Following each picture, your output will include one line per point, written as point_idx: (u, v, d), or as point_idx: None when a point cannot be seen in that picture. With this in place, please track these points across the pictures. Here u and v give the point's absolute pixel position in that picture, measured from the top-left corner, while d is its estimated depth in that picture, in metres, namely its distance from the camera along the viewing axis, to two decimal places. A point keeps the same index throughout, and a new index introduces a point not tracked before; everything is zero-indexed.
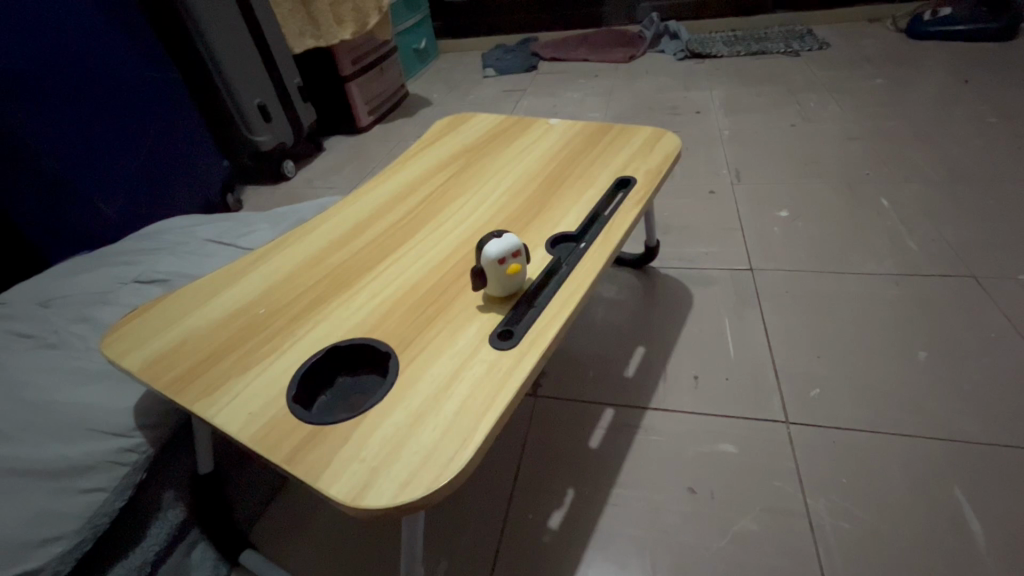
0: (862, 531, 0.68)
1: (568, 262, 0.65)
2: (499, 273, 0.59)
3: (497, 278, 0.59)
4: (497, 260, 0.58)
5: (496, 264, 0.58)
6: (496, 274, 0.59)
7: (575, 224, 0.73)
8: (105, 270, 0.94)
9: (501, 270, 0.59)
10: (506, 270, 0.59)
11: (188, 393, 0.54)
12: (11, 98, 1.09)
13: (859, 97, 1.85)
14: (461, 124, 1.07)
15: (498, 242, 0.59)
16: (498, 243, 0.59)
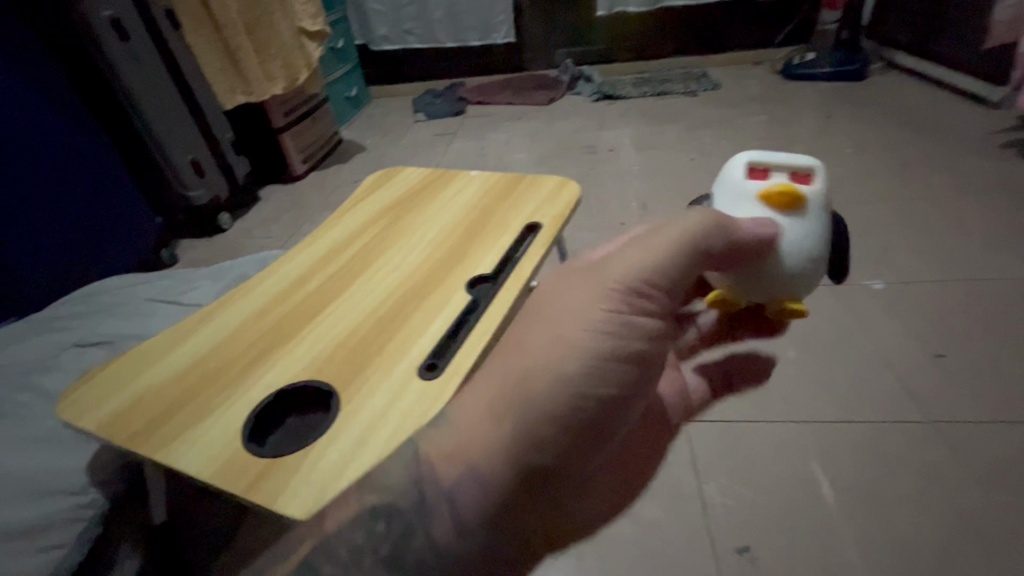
0: (741, 503, 0.82)
1: (818, 253, 0.55)
2: (754, 185, 0.56)
3: (747, 199, 0.56)
4: (762, 180, 0.56)
5: (756, 181, 0.56)
6: (748, 188, 0.56)
7: (812, 235, 0.55)
8: (44, 338, 0.97)
9: (758, 186, 0.56)
10: (767, 187, 0.55)
11: (150, 443, 0.61)
12: None
13: (745, 132, 2.13)
14: (392, 176, 1.19)
15: (776, 159, 0.58)
16: (774, 158, 0.58)
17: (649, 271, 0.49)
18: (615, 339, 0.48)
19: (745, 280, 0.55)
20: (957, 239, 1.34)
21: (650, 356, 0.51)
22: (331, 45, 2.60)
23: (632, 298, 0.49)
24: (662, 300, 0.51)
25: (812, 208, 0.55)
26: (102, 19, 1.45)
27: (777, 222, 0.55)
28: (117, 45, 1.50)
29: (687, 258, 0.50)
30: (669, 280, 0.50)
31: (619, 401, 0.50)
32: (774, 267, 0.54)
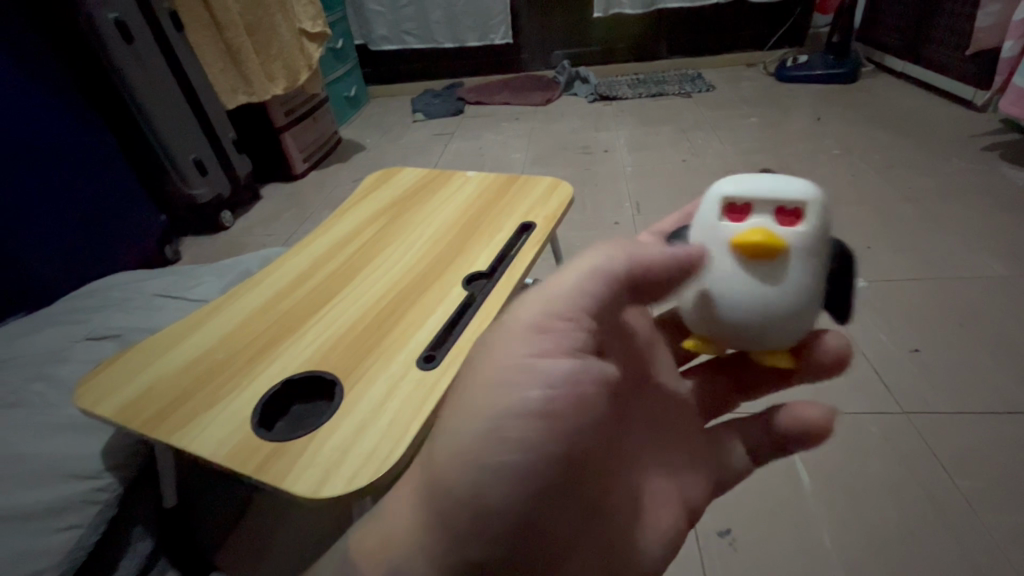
0: (723, 488, 0.86)
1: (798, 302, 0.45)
2: (725, 228, 0.46)
3: (717, 244, 0.46)
4: (737, 222, 0.46)
5: (731, 223, 0.46)
6: (719, 232, 0.46)
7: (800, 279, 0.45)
8: (55, 332, 1.01)
9: (732, 229, 0.46)
10: (739, 233, 0.45)
11: (164, 428, 0.64)
12: None
13: (736, 134, 2.17)
14: (391, 177, 1.22)
15: (758, 189, 0.46)
16: (751, 188, 0.46)
17: (548, 311, 0.39)
18: (526, 407, 0.36)
19: (716, 324, 0.47)
20: (936, 238, 1.39)
21: (591, 419, 0.39)
22: (331, 45, 2.64)
23: (535, 348, 0.38)
24: (583, 343, 0.39)
25: (796, 253, 0.44)
26: (105, 20, 1.48)
27: (744, 276, 0.45)
28: (122, 48, 1.53)
29: (594, 287, 0.40)
30: (581, 314, 0.39)
31: (564, 471, 0.39)
32: (741, 318, 0.46)
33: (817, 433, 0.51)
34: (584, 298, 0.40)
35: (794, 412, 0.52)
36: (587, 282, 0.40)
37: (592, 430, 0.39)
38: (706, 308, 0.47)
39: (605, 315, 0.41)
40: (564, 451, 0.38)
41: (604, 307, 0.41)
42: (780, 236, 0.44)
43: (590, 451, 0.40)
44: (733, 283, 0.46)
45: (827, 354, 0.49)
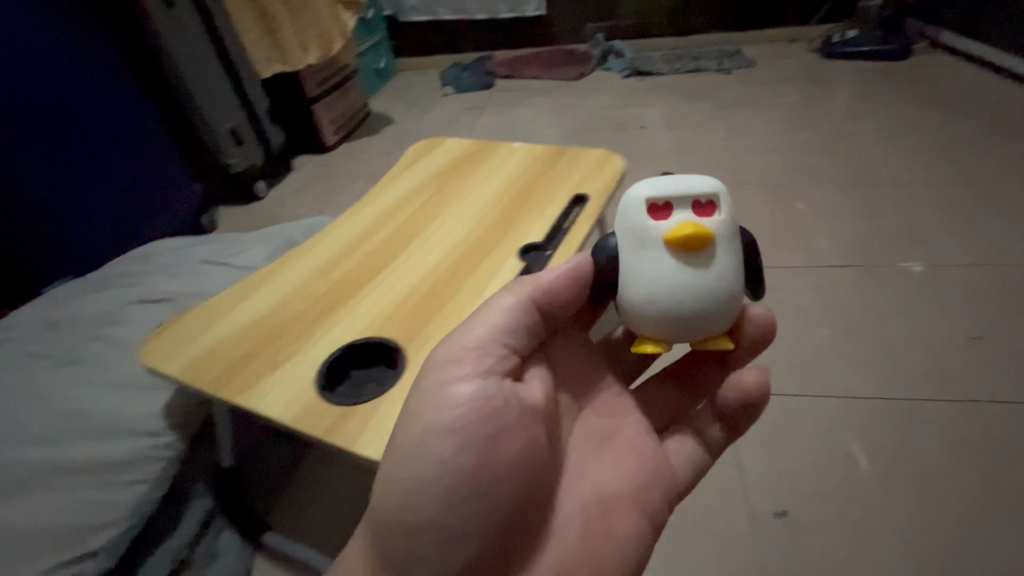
0: (778, 470, 0.84)
1: (726, 286, 0.49)
2: (655, 229, 0.48)
3: (653, 245, 0.49)
4: (665, 220, 0.49)
5: (660, 223, 0.49)
6: (652, 233, 0.48)
7: (721, 265, 0.48)
8: (109, 293, 1.01)
9: (664, 228, 0.48)
10: (670, 230, 0.48)
11: (232, 389, 0.65)
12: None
13: (778, 111, 2.09)
14: (435, 146, 1.20)
15: (674, 187, 0.49)
16: (669, 186, 0.49)
17: (465, 349, 0.49)
18: (442, 424, 0.47)
19: (661, 318, 0.49)
20: (995, 223, 1.33)
21: (506, 432, 0.48)
22: (362, 14, 2.59)
23: (453, 378, 0.48)
24: (495, 372, 0.49)
25: (720, 242, 0.48)
26: None
27: (681, 270, 0.48)
28: (161, 11, 1.52)
29: (505, 326, 0.50)
30: (491, 349, 0.50)
31: (485, 479, 0.48)
32: (684, 309, 0.48)
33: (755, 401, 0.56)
34: (495, 336, 0.50)
35: (736, 380, 0.56)
36: (499, 323, 0.50)
37: (509, 441, 0.49)
38: (657, 307, 0.49)
39: (517, 346, 0.51)
40: (481, 459, 0.47)
41: (515, 340, 0.51)
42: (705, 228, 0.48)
43: (512, 459, 0.49)
44: (672, 279, 0.48)
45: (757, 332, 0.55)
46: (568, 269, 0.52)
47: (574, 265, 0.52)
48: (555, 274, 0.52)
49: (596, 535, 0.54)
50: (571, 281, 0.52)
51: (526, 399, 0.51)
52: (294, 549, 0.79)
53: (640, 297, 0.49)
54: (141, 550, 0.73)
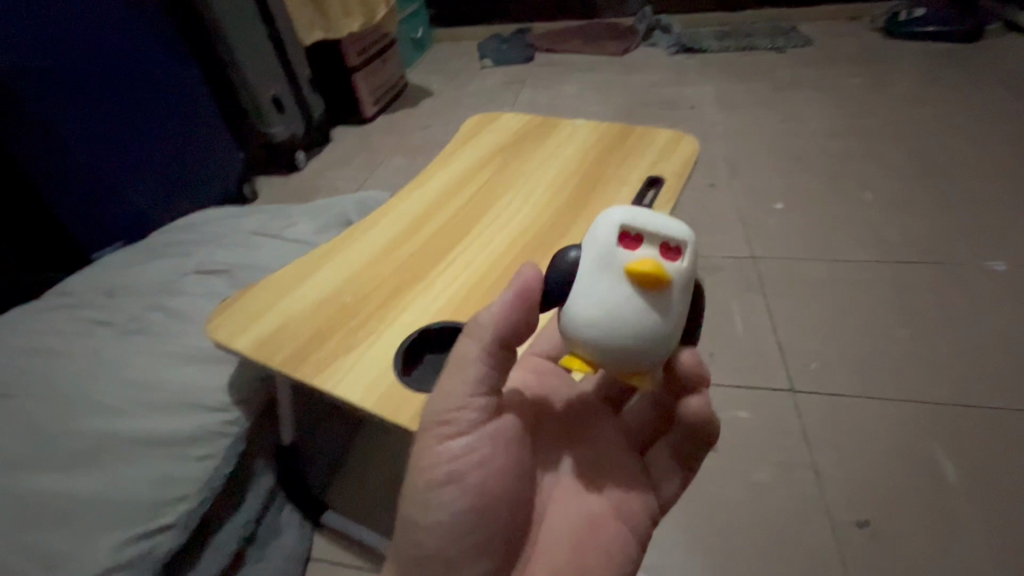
0: (857, 476, 0.80)
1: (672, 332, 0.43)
2: (618, 256, 0.42)
3: (610, 271, 0.42)
4: (631, 250, 0.42)
5: (626, 251, 0.42)
6: (612, 258, 0.42)
7: (673, 310, 0.42)
8: (163, 262, 0.98)
9: (627, 257, 0.42)
10: (633, 261, 0.41)
11: (306, 368, 0.63)
12: (42, 91, 1.07)
13: (840, 93, 1.96)
14: (493, 120, 1.14)
15: (647, 219, 0.42)
16: (642, 217, 0.42)
17: (438, 403, 0.46)
18: (432, 480, 0.46)
19: (601, 345, 0.42)
20: None
21: (489, 475, 0.46)
22: None
23: (436, 436, 0.46)
24: (469, 421, 0.45)
25: (677, 288, 0.42)
26: None
27: (634, 305, 0.42)
28: None
29: (468, 373, 0.45)
30: (465, 400, 0.45)
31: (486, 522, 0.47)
32: (624, 345, 0.42)
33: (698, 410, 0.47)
34: (467, 386, 0.45)
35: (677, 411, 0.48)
36: (470, 372, 0.45)
37: (494, 483, 0.47)
38: (596, 335, 0.42)
39: (494, 389, 0.46)
40: (472, 507, 0.46)
41: (488, 384, 0.46)
42: (668, 271, 0.42)
43: (498, 498, 0.47)
44: (620, 310, 0.42)
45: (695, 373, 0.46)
46: (512, 295, 0.44)
47: (518, 289, 0.44)
48: (502, 303, 0.44)
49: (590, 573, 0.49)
50: (520, 310, 0.44)
51: (505, 438, 0.47)
52: (350, 527, 0.77)
53: (582, 323, 0.43)
54: (204, 531, 0.70)
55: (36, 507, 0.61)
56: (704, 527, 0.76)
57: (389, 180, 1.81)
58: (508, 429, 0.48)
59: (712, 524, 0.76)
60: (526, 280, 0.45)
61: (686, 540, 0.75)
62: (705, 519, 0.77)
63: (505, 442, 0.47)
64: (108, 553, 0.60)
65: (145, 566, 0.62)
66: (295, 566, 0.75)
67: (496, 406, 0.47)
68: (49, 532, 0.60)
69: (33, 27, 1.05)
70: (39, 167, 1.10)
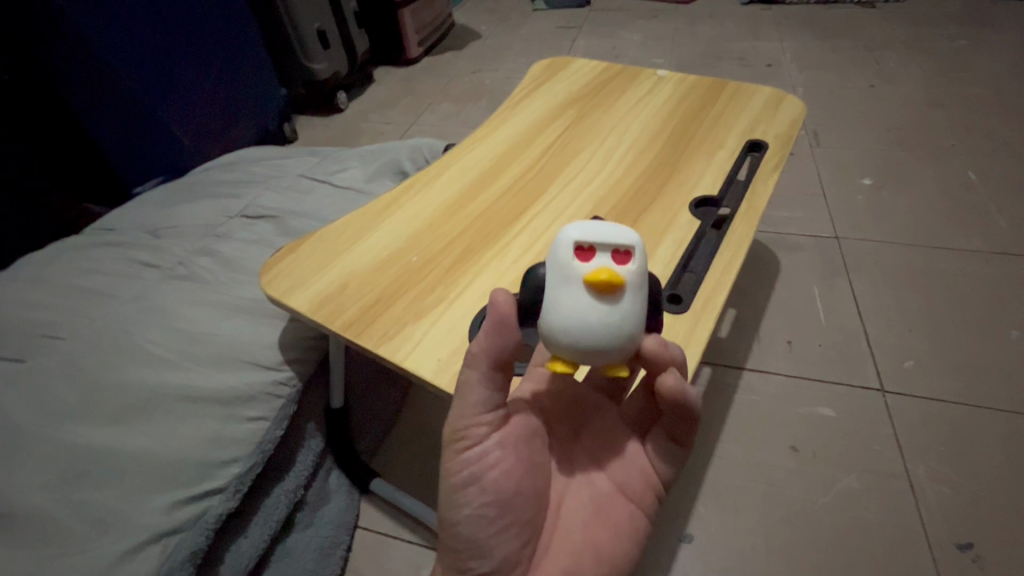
0: (959, 495, 0.72)
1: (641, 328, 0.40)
2: (572, 266, 0.39)
3: (569, 280, 0.39)
4: (585, 262, 0.39)
5: (580, 262, 0.39)
6: (567, 268, 0.39)
7: (637, 309, 0.39)
8: (206, 203, 0.92)
9: (583, 267, 0.38)
10: (586, 271, 0.38)
11: (371, 335, 0.57)
12: (90, 12, 0.97)
13: (939, 57, 1.75)
14: (564, 66, 1.03)
15: (597, 226, 0.39)
16: (593, 223, 0.40)
17: (448, 423, 0.42)
18: (456, 494, 0.42)
19: (576, 351, 0.39)
20: None
21: (510, 479, 0.42)
22: None
23: (452, 456, 0.42)
24: (478, 434, 0.41)
25: (636, 292, 0.39)
26: None
27: (596, 313, 0.38)
28: None
29: (468, 390, 0.41)
30: (473, 418, 0.41)
31: (511, 520, 0.42)
32: (595, 351, 0.39)
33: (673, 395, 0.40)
34: (475, 405, 0.41)
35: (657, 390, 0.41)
36: (474, 395, 0.41)
37: (515, 484, 0.42)
38: (565, 343, 0.39)
39: (502, 403, 0.42)
40: (497, 509, 0.42)
41: (496, 399, 0.41)
42: (622, 276, 0.38)
43: (520, 496, 0.43)
44: (585, 318, 0.38)
45: (661, 357, 0.41)
46: (488, 317, 0.39)
47: (490, 310, 0.39)
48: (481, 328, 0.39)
49: (606, 559, 0.45)
50: (502, 334, 0.39)
51: (515, 438, 0.43)
52: (400, 499, 0.72)
53: (549, 332, 0.40)
54: (253, 496, 0.67)
55: (85, 462, 0.57)
56: (784, 532, 0.70)
57: (436, 126, 1.70)
58: (522, 430, 0.44)
59: (793, 530, 0.70)
60: (498, 306, 0.39)
61: (763, 545, 0.70)
62: (785, 524, 0.71)
63: (518, 438, 0.43)
64: (159, 516, 0.56)
65: (197, 531, 0.58)
66: (343, 534, 0.71)
67: (506, 414, 0.43)
68: (98, 489, 0.56)
69: None
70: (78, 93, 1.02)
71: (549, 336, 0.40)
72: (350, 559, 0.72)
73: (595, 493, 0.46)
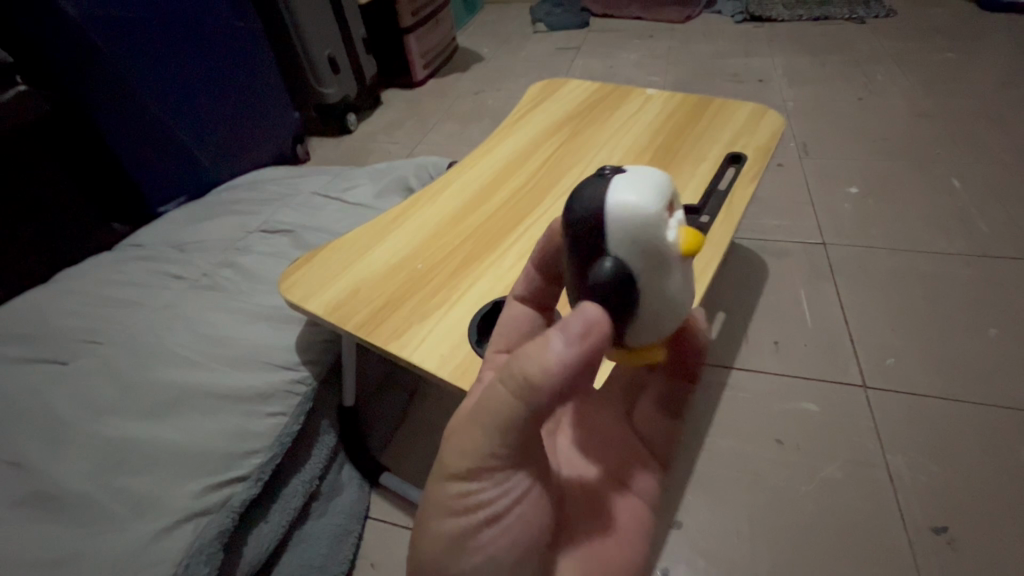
0: (935, 482, 0.76)
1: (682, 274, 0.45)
2: (667, 238, 0.38)
3: (668, 256, 0.38)
4: (670, 232, 0.38)
5: (668, 232, 0.38)
6: (665, 244, 0.38)
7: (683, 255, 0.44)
8: (226, 219, 0.99)
9: (673, 238, 0.38)
10: (674, 237, 0.38)
11: (380, 334, 0.63)
12: (118, 47, 1.07)
13: (927, 70, 1.80)
14: (559, 87, 1.10)
15: (657, 190, 0.39)
16: (632, 183, 0.38)
17: (471, 459, 0.36)
18: (468, 533, 0.38)
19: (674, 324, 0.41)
20: None
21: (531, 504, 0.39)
22: None
23: (471, 482, 0.37)
24: (504, 472, 0.37)
25: None
26: None
27: (688, 275, 0.41)
28: None
29: (507, 427, 0.35)
30: (504, 447, 0.36)
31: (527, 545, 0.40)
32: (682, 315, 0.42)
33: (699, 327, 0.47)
34: (512, 435, 0.36)
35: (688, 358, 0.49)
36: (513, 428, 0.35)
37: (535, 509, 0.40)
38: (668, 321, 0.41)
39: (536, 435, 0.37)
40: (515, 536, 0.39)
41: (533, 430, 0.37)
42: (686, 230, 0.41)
43: (543, 531, 0.41)
44: (683, 285, 0.40)
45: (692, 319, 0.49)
46: (584, 343, 0.34)
47: (586, 322, 0.35)
48: (561, 352, 0.34)
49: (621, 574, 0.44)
50: (578, 365, 0.34)
51: (537, 471, 0.40)
52: (408, 491, 0.78)
53: (654, 312, 0.39)
54: (273, 485, 0.72)
55: (124, 450, 0.64)
56: (767, 518, 0.75)
57: (441, 145, 1.78)
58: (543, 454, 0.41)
59: (777, 517, 0.75)
60: (591, 316, 0.35)
61: (748, 530, 0.74)
62: (769, 510, 0.76)
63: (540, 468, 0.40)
64: (189, 499, 0.62)
65: (224, 514, 0.63)
66: (355, 523, 0.77)
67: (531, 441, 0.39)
68: (133, 476, 0.62)
69: None
70: (105, 122, 1.10)
71: (645, 319, 0.40)
72: (361, 547, 0.77)
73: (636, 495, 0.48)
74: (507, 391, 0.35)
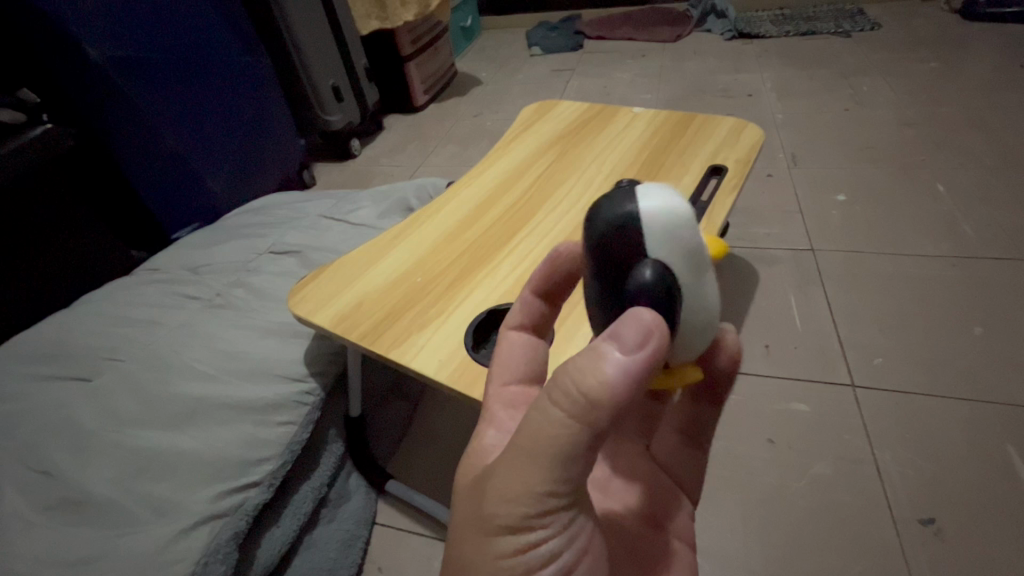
0: (922, 476, 0.78)
1: None
2: (698, 244, 0.38)
3: (700, 263, 0.38)
4: (698, 239, 0.38)
5: (697, 240, 0.38)
6: (697, 250, 0.38)
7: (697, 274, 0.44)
8: (238, 243, 1.05)
9: (701, 245, 0.38)
10: (702, 245, 0.38)
11: (382, 343, 0.67)
12: (136, 84, 1.14)
13: (912, 80, 1.85)
14: (551, 109, 1.15)
15: (680, 199, 0.39)
16: (653, 194, 0.38)
17: (530, 499, 0.35)
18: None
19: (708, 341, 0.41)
20: None
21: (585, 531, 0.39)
22: None
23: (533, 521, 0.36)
24: (563, 508, 0.37)
25: None
26: None
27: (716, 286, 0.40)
28: None
29: (567, 457, 0.34)
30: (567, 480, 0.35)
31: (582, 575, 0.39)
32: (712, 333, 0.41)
33: (735, 353, 0.46)
34: (574, 466, 0.35)
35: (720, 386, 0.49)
36: (576, 456, 0.35)
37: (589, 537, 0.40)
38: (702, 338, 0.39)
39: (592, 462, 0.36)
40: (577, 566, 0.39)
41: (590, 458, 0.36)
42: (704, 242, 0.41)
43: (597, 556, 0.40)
44: (715, 295, 0.40)
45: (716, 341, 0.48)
46: (644, 352, 0.33)
47: (645, 327, 0.33)
48: (619, 368, 0.33)
49: None
50: (638, 385, 0.34)
51: (588, 500, 0.40)
52: (413, 497, 0.81)
53: (695, 322, 0.38)
54: (284, 491, 0.76)
55: (145, 458, 0.68)
56: (760, 514, 0.77)
57: (442, 166, 1.85)
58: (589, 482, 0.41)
59: (769, 514, 0.77)
60: (647, 322, 0.34)
61: (742, 526, 0.77)
62: (761, 506, 0.78)
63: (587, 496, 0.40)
64: (206, 503, 0.66)
65: (239, 517, 0.67)
66: (363, 529, 0.80)
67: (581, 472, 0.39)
68: (154, 482, 0.67)
69: (133, 26, 1.12)
70: (125, 155, 1.17)
71: (683, 333, 0.39)
72: (369, 552, 0.80)
73: (676, 531, 0.48)
74: (566, 417, 0.34)
